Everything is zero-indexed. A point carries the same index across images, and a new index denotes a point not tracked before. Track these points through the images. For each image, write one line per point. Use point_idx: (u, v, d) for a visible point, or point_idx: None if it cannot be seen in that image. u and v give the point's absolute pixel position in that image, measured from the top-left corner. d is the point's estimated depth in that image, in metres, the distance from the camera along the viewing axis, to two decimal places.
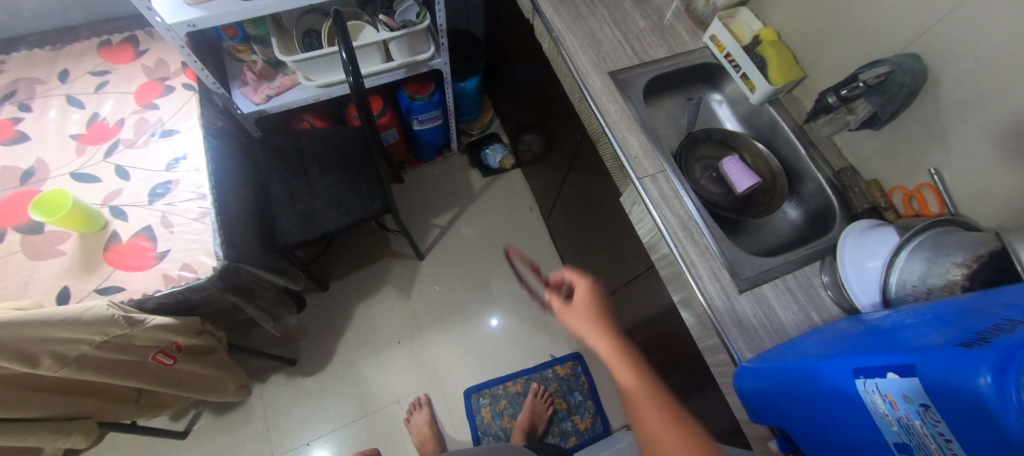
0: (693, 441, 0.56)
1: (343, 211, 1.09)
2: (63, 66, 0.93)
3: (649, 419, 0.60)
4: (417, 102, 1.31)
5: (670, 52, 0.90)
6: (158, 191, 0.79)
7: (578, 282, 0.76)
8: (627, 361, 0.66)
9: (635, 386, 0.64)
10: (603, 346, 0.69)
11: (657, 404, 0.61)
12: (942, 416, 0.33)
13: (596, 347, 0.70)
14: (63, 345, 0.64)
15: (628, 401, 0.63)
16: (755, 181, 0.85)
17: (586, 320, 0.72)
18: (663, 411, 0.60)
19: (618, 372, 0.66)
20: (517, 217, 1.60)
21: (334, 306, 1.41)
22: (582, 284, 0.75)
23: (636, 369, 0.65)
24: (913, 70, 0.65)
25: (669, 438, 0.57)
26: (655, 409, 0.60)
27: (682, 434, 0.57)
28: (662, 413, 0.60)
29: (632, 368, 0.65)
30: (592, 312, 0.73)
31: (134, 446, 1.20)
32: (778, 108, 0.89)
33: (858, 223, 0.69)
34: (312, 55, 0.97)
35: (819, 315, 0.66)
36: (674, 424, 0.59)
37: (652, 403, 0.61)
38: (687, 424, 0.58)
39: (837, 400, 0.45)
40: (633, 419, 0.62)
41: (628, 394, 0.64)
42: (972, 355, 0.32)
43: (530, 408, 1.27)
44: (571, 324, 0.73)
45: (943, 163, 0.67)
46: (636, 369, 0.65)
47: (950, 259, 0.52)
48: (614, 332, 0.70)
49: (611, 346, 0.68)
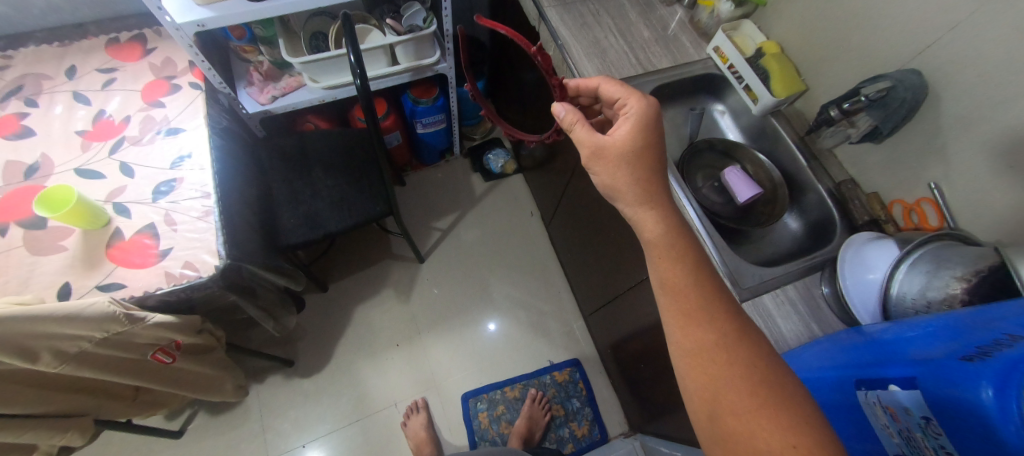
0: (759, 366, 0.43)
1: (345, 213, 1.09)
2: (71, 62, 0.94)
3: (696, 332, 0.46)
4: (421, 105, 1.31)
5: (674, 62, 0.91)
6: (163, 188, 0.79)
7: (625, 120, 0.55)
8: (678, 254, 0.51)
9: (683, 282, 0.49)
10: (647, 223, 0.53)
11: (709, 313, 0.46)
12: (942, 428, 0.33)
13: (638, 224, 0.54)
14: (64, 342, 0.63)
15: (669, 297, 0.49)
16: (756, 192, 0.86)
17: (630, 195, 0.54)
18: (717, 324, 0.46)
19: (658, 261, 0.51)
20: (517, 222, 1.60)
21: (333, 308, 1.41)
22: (628, 127, 0.55)
23: (689, 264, 0.50)
24: (914, 86, 0.66)
25: (716, 348, 0.44)
26: (705, 320, 0.46)
27: (740, 353, 0.44)
28: (717, 323, 0.46)
29: (684, 261, 0.50)
30: (636, 184, 0.54)
31: (128, 445, 1.19)
32: (780, 120, 0.90)
33: (859, 235, 0.70)
34: (318, 57, 0.97)
35: (819, 326, 0.66)
36: (731, 340, 0.44)
37: (705, 306, 0.47)
38: (748, 335, 0.45)
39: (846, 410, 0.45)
40: (671, 315, 0.49)
41: (668, 291, 0.49)
42: (974, 369, 0.32)
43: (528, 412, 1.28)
44: (604, 175, 0.56)
45: (942, 177, 0.68)
46: (689, 264, 0.50)
47: (949, 273, 0.52)
48: (665, 215, 0.53)
49: (662, 227, 0.52)
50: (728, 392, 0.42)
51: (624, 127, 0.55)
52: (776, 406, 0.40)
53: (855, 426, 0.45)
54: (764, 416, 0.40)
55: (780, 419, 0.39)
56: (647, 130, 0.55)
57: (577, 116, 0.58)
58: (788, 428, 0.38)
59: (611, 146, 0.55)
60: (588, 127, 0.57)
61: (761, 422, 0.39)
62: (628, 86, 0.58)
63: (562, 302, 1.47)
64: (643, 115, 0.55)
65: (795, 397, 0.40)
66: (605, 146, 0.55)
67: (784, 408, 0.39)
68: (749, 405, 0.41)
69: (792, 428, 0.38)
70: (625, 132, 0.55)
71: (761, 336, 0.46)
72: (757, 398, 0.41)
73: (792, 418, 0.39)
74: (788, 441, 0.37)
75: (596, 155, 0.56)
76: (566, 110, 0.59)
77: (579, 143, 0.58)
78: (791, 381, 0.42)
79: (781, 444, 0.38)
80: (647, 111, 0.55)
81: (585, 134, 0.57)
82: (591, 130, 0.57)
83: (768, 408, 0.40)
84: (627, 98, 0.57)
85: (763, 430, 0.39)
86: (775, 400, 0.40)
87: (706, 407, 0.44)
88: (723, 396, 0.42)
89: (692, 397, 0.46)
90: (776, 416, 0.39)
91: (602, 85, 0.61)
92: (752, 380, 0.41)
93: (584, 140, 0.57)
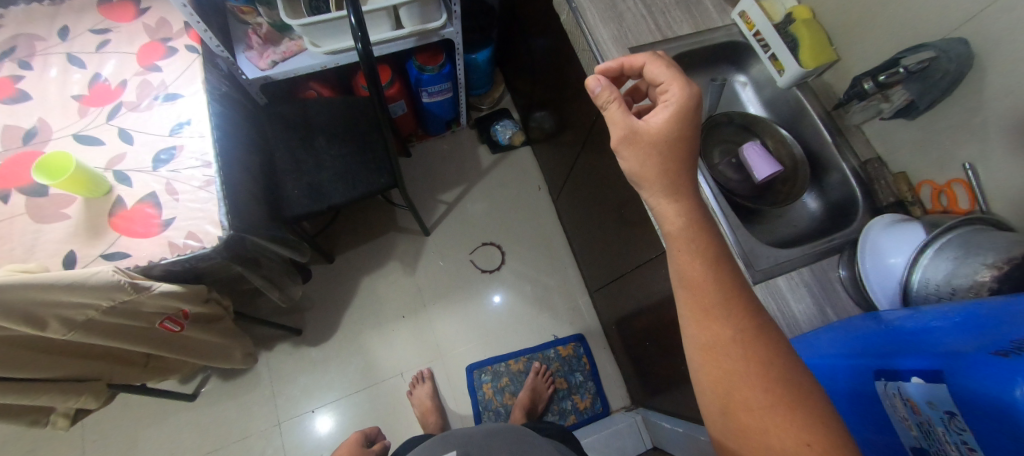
0: (777, 365, 0.41)
1: (350, 185, 1.07)
2: (63, 22, 0.90)
3: (714, 326, 0.44)
4: (426, 73, 1.26)
5: (696, 28, 0.85)
6: (163, 156, 0.77)
7: (664, 108, 0.50)
8: (700, 246, 0.48)
9: (702, 278, 0.46)
10: (668, 216, 0.50)
11: (728, 309, 0.44)
12: (967, 425, 0.32)
13: (659, 215, 0.51)
14: (69, 310, 0.64)
15: (687, 294, 0.47)
16: (776, 170, 0.82)
17: (656, 185, 0.50)
18: (735, 319, 0.44)
19: (677, 254, 0.49)
20: (524, 196, 1.57)
21: (339, 279, 1.42)
22: (666, 116, 0.50)
23: (710, 257, 0.47)
24: (959, 57, 0.61)
25: (732, 346, 0.43)
26: (724, 317, 0.44)
27: (760, 350, 0.42)
28: (736, 319, 0.44)
29: (705, 256, 0.47)
30: (665, 172, 0.50)
31: (146, 407, 1.24)
32: (807, 93, 0.84)
33: (882, 217, 0.66)
34: (317, 20, 0.92)
35: (833, 310, 0.64)
36: (749, 336, 0.43)
37: (726, 303, 0.45)
38: (765, 331, 0.43)
39: (866, 396, 0.44)
40: (687, 311, 0.47)
41: (686, 284, 0.47)
42: (1008, 366, 0.30)
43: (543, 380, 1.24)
44: (633, 162, 0.51)
45: (979, 157, 0.63)
46: (710, 256, 0.47)
47: (980, 260, 0.49)
48: (688, 207, 0.50)
49: (684, 217, 0.49)
50: (740, 387, 0.41)
51: (662, 114, 0.50)
52: (792, 405, 0.38)
53: (871, 410, 0.44)
54: (779, 413, 0.39)
55: (795, 418, 0.38)
56: (686, 121, 0.50)
57: (614, 95, 0.53)
58: (803, 426, 0.37)
59: (646, 132, 0.50)
60: (624, 108, 0.52)
61: (776, 419, 0.38)
62: (675, 71, 0.52)
63: (567, 278, 1.47)
64: (683, 106, 0.50)
65: (812, 397, 0.39)
66: (637, 132, 0.50)
67: (802, 408, 0.38)
68: (762, 402, 0.40)
69: (807, 426, 0.37)
70: (662, 121, 0.50)
71: (778, 333, 0.44)
72: (772, 394, 0.39)
73: (808, 417, 0.38)
74: (803, 439, 0.37)
75: (627, 139, 0.51)
76: (602, 86, 0.54)
77: (610, 123, 0.53)
78: (805, 378, 0.41)
79: (795, 442, 0.37)
80: (689, 101, 0.50)
81: (619, 115, 0.52)
82: (627, 112, 0.52)
83: (781, 406, 0.39)
84: (670, 83, 0.52)
85: (777, 427, 0.38)
86: (791, 398, 0.39)
87: (719, 402, 0.43)
88: (737, 393, 0.41)
89: (704, 391, 0.45)
90: (791, 413, 0.38)
91: (646, 65, 0.55)
92: (769, 377, 0.40)
93: (617, 122, 0.52)
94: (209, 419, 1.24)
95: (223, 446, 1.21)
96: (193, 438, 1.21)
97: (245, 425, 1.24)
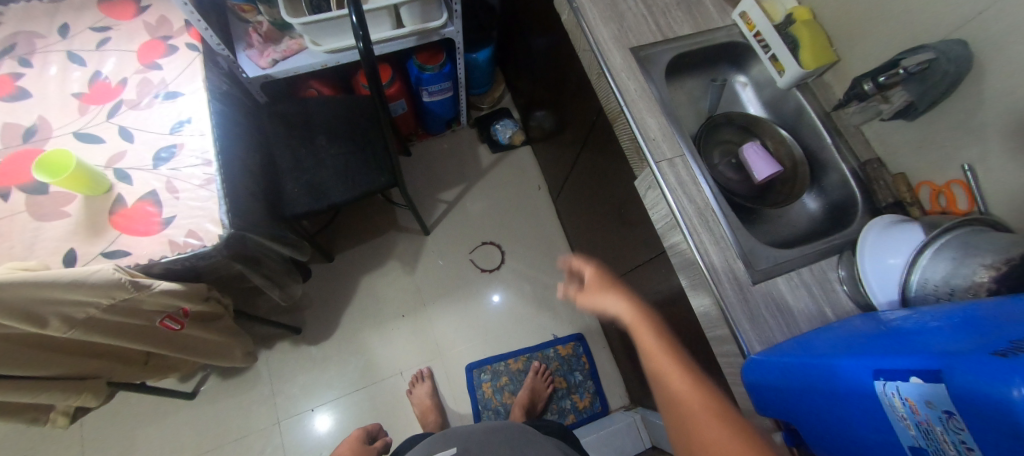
0: (727, 408, 0.50)
1: (350, 184, 1.07)
2: (63, 20, 0.90)
3: (673, 381, 0.54)
4: (427, 72, 1.26)
5: (697, 28, 0.85)
6: (163, 155, 0.77)
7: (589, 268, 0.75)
8: (649, 326, 0.62)
9: (659, 350, 0.58)
10: (622, 310, 0.66)
11: (682, 366, 0.55)
12: (965, 424, 0.32)
13: (614, 312, 0.67)
14: (70, 308, 0.64)
15: (649, 363, 0.58)
16: (776, 170, 0.82)
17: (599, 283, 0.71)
18: (687, 373, 0.54)
19: (637, 334, 0.62)
20: (524, 195, 1.57)
21: (339, 278, 1.42)
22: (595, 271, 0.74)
23: (661, 334, 0.61)
24: (958, 58, 0.62)
25: (689, 396, 0.52)
26: (679, 373, 0.55)
27: (713, 401, 0.51)
28: (688, 376, 0.54)
29: (655, 331, 0.61)
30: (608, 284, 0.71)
31: (145, 405, 1.24)
32: (807, 94, 0.84)
33: (881, 218, 0.67)
34: (318, 18, 0.92)
35: (832, 310, 0.64)
36: (703, 389, 0.52)
37: (677, 363, 0.56)
38: (714, 387, 0.53)
39: (850, 400, 0.44)
40: (654, 376, 0.57)
41: (650, 357, 0.58)
42: (1007, 365, 0.30)
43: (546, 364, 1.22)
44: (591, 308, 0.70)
45: (978, 158, 0.64)
46: (659, 332, 0.61)
47: (978, 261, 0.49)
48: (634, 301, 0.67)
49: (631, 306, 0.66)
50: (719, 445, 0.46)
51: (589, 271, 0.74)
52: (749, 443, 0.45)
53: (855, 414, 0.44)
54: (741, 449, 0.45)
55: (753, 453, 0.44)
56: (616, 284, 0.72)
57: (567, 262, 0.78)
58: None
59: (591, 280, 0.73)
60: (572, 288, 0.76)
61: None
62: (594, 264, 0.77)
63: (567, 277, 1.47)
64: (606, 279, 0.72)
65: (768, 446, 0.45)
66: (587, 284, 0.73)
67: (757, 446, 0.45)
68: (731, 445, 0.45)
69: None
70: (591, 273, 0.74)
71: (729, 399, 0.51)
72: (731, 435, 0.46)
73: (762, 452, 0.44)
74: None
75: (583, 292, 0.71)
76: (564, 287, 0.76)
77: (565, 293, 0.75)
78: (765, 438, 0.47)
79: None
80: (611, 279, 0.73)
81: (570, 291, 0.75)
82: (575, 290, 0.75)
83: (738, 435, 0.46)
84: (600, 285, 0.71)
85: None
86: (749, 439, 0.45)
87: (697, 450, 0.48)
88: (707, 441, 0.47)
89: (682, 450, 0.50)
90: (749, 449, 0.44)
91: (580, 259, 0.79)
92: (728, 422, 0.48)
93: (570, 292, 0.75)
94: (208, 418, 1.24)
95: (223, 445, 1.21)
96: (192, 437, 1.21)
97: (245, 423, 1.24)
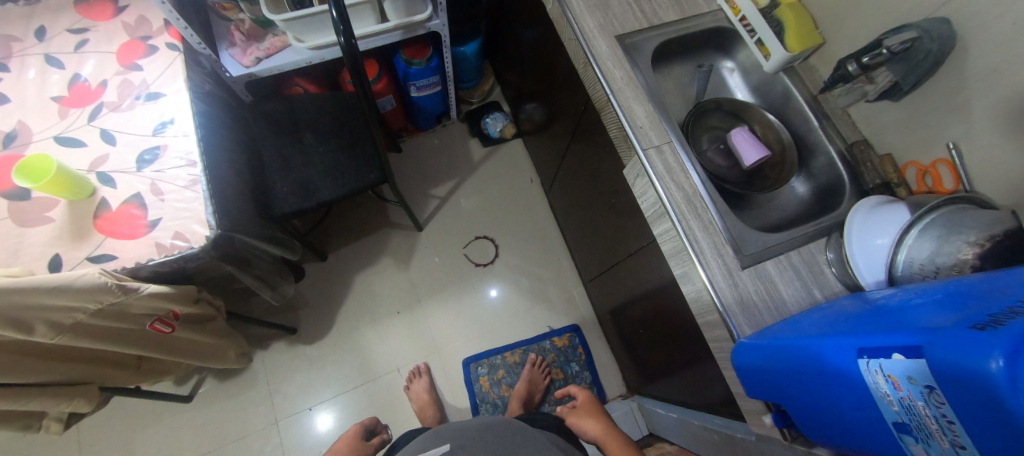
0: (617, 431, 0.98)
1: (339, 181, 1.06)
2: (39, 23, 0.88)
3: (598, 416, 1.04)
4: (414, 66, 1.25)
5: (683, 14, 0.85)
6: (146, 157, 0.76)
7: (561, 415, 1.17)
8: (593, 401, 1.11)
9: (597, 410, 1.07)
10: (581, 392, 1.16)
11: (602, 419, 1.04)
12: (945, 398, 0.33)
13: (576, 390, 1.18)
14: (56, 313, 0.63)
15: (588, 406, 1.09)
16: (764, 156, 0.82)
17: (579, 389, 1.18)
18: (603, 420, 1.02)
19: (585, 400, 1.13)
20: (516, 189, 1.57)
21: (333, 276, 1.41)
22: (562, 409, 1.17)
23: (597, 411, 1.07)
24: (942, 36, 0.62)
25: (600, 429, 1.01)
26: (597, 418, 1.04)
27: (614, 434, 0.98)
28: (603, 421, 1.02)
29: (593, 406, 1.09)
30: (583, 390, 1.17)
31: (142, 409, 1.24)
32: (792, 77, 0.84)
33: (868, 199, 0.67)
34: (301, 14, 0.90)
35: (821, 291, 0.64)
36: (612, 433, 0.98)
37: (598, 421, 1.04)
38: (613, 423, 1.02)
39: (836, 381, 0.44)
40: (591, 412, 1.06)
41: (588, 407, 1.08)
42: (984, 338, 0.30)
43: (584, 397, 1.13)
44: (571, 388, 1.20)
45: (963, 136, 0.64)
46: (595, 404, 1.10)
47: (962, 238, 0.50)
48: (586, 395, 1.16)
49: (584, 392, 1.16)
50: None
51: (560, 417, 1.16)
52: (627, 446, 0.93)
53: (840, 394, 0.44)
54: (623, 445, 0.94)
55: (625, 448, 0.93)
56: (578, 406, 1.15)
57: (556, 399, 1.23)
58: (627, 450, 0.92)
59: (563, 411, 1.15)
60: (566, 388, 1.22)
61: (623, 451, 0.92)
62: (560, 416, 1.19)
63: (562, 269, 1.47)
64: None
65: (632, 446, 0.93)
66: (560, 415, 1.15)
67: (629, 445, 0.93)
68: (620, 443, 0.94)
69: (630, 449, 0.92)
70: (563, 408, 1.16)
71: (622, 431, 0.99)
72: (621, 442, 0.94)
73: (629, 448, 0.92)
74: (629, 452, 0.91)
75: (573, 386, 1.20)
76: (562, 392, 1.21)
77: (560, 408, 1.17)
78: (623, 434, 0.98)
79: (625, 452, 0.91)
80: None
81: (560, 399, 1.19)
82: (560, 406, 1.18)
83: (624, 442, 0.94)
84: None
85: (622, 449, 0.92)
86: (627, 443, 0.94)
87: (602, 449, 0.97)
88: (613, 443, 0.95)
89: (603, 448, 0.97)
90: (625, 447, 0.93)
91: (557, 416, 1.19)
92: (624, 441, 0.95)
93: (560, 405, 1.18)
94: (206, 420, 1.24)
95: (221, 446, 1.21)
96: (191, 439, 1.21)
97: (243, 424, 1.24)
